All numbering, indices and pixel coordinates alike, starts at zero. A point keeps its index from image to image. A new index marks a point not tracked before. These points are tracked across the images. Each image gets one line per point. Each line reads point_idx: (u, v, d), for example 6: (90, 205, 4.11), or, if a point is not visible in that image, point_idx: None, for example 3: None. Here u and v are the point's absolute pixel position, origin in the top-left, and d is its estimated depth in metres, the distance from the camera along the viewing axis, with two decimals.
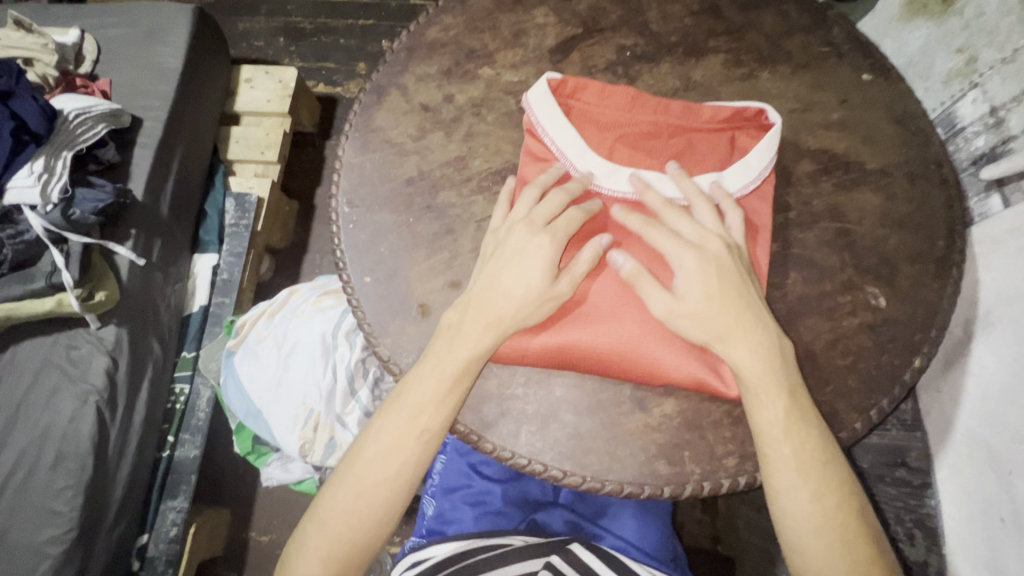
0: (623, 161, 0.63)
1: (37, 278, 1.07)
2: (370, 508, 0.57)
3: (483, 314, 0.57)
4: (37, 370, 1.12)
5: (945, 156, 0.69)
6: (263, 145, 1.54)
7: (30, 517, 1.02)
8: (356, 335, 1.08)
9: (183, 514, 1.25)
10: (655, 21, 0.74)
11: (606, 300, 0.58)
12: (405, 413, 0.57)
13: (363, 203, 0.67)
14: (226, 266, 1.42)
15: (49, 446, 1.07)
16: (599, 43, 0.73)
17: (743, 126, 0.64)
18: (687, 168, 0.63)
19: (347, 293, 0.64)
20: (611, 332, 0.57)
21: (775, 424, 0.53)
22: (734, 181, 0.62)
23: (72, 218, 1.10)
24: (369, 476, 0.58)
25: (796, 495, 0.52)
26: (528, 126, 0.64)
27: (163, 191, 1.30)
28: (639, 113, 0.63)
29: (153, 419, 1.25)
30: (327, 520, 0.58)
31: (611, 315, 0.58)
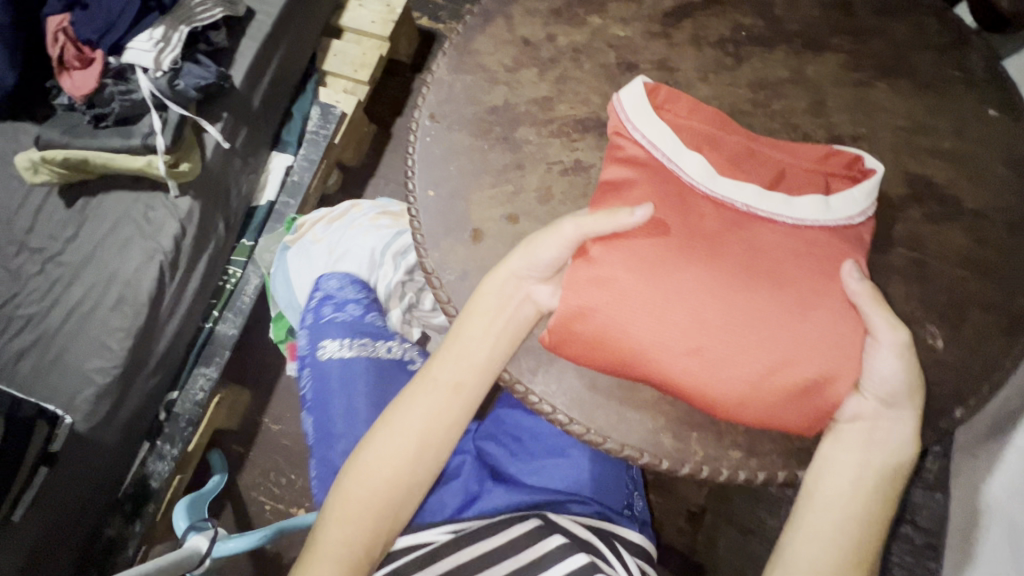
0: (716, 166, 0.59)
1: (135, 136, 1.17)
2: (403, 487, 0.59)
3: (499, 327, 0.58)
4: (117, 220, 1.23)
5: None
6: (358, 64, 1.57)
7: (87, 345, 1.15)
8: (403, 259, 1.12)
9: (211, 383, 1.35)
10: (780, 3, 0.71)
11: (683, 315, 0.53)
12: (443, 379, 0.59)
13: (444, 121, 0.68)
14: (299, 169, 1.48)
15: (115, 289, 1.18)
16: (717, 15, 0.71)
17: (838, 171, 0.61)
18: (790, 189, 0.59)
19: (409, 202, 0.67)
20: (687, 356, 0.53)
21: (843, 484, 0.53)
22: (840, 209, 0.58)
23: (176, 89, 1.18)
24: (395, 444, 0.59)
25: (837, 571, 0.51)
26: (615, 125, 0.61)
27: (259, 83, 1.37)
28: (729, 132, 0.61)
29: (205, 291, 1.35)
30: (352, 517, 0.58)
31: (683, 346, 0.53)
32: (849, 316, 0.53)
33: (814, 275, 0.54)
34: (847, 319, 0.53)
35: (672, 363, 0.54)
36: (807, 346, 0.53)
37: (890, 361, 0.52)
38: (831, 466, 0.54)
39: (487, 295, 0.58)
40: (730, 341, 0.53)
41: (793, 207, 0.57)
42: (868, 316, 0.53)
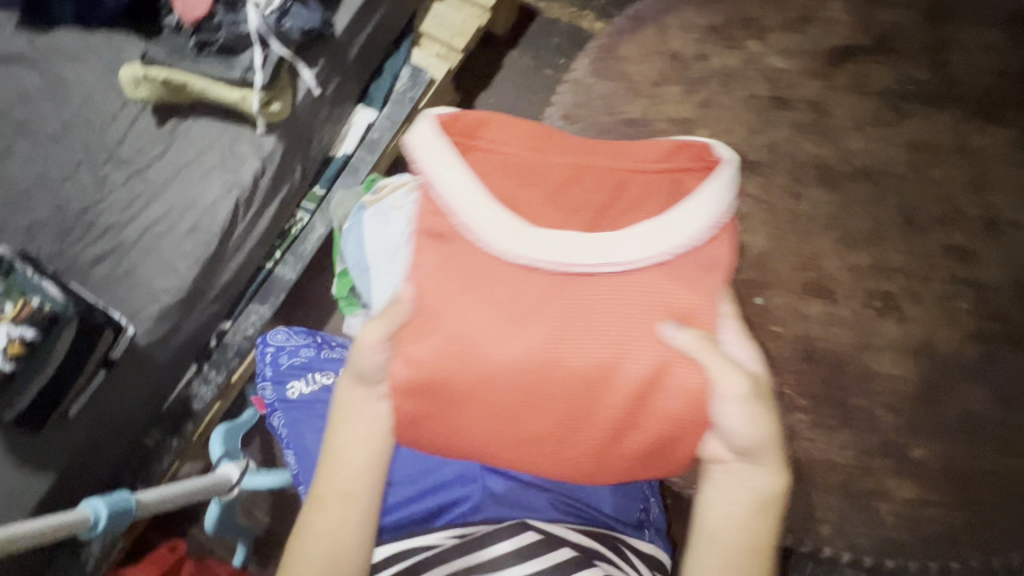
0: (535, 215, 0.63)
1: (234, 69, 1.19)
2: (346, 522, 0.71)
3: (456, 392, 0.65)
4: (203, 147, 1.24)
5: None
6: (456, 31, 1.54)
7: (159, 265, 1.18)
8: None
9: (262, 322, 1.39)
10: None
11: (533, 419, 0.62)
12: (332, 493, 0.72)
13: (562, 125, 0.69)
14: (380, 127, 1.48)
15: (191, 215, 1.20)
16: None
17: (692, 169, 0.65)
18: (617, 214, 0.64)
19: None
20: (549, 441, 0.63)
21: (729, 536, 0.65)
22: (677, 226, 0.62)
23: (281, 29, 1.19)
24: (354, 457, 0.71)
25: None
26: (411, 166, 0.65)
27: (359, 36, 1.36)
28: (547, 151, 0.66)
29: (272, 232, 1.37)
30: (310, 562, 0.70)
31: (562, 437, 0.63)
32: (651, 393, 0.61)
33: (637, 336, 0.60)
34: (646, 387, 0.61)
35: (538, 452, 0.64)
36: (615, 410, 0.62)
37: (737, 421, 0.62)
38: (728, 522, 0.65)
39: (345, 391, 0.72)
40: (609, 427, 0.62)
41: (616, 252, 0.61)
42: (718, 371, 0.60)
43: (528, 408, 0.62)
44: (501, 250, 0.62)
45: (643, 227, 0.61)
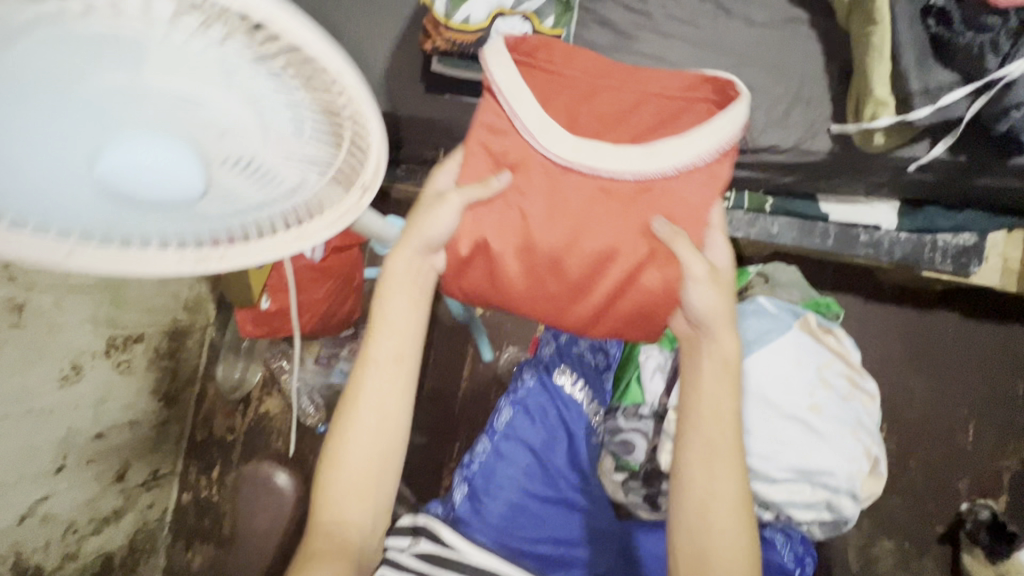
0: (582, 127, 0.63)
1: None
2: (382, 454, 0.59)
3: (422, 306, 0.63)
4: None
5: (973, 472, 1.11)
6: None
7: None
8: None
9: None
10: (939, 206, 0.96)
11: (550, 281, 0.64)
12: (385, 356, 0.60)
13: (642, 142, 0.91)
14: None
15: None
16: (908, 194, 0.94)
17: (709, 96, 0.62)
18: (631, 126, 0.63)
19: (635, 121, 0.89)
20: (541, 285, 0.64)
21: (704, 397, 0.57)
22: (667, 149, 0.59)
23: None
24: (371, 397, 0.59)
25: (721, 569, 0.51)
26: (488, 84, 0.62)
27: None
28: (573, 70, 0.64)
29: None
30: (342, 505, 0.57)
31: (615, 233, 0.61)
32: (629, 268, 0.62)
33: (626, 218, 0.61)
34: (628, 265, 0.62)
35: (544, 295, 0.66)
36: (610, 281, 0.63)
37: (700, 293, 0.60)
38: (711, 443, 0.55)
39: (398, 270, 0.62)
40: (649, 276, 0.61)
41: (626, 157, 0.59)
42: (689, 256, 0.59)
43: (515, 255, 0.63)
44: (541, 146, 0.61)
45: (673, 151, 0.59)
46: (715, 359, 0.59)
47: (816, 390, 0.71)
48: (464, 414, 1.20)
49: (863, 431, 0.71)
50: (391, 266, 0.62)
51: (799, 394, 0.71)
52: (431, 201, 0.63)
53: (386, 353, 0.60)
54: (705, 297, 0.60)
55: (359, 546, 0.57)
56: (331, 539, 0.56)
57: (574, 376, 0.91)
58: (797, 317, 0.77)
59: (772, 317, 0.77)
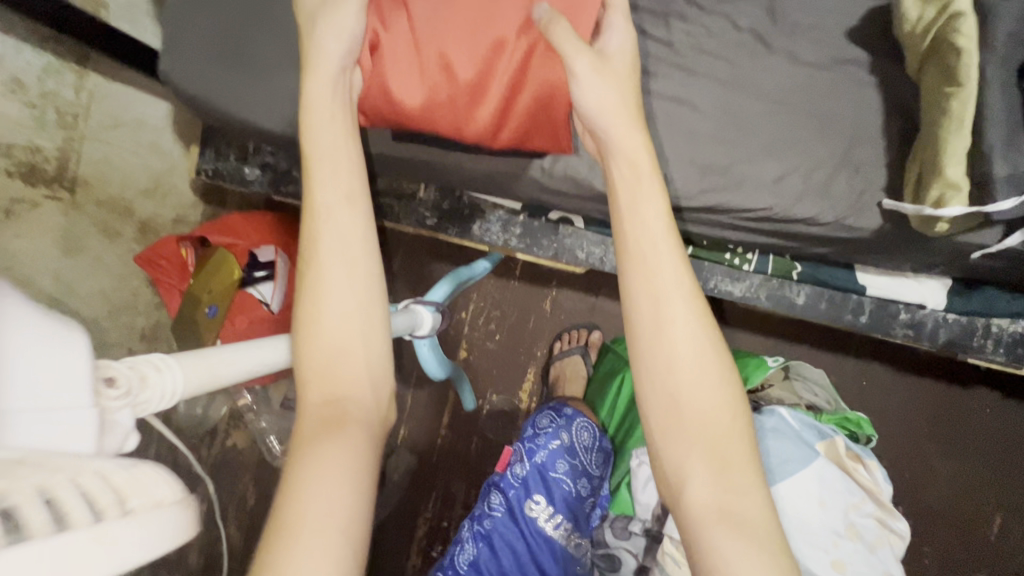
0: None
1: None
2: (360, 334, 0.48)
3: (343, 175, 0.53)
4: None
5: (992, 564, 1.01)
6: None
7: None
8: (548, 329, 1.10)
9: None
10: (999, 287, 0.81)
11: (429, 58, 0.63)
12: (334, 256, 0.49)
13: None
14: None
15: None
16: (965, 274, 0.79)
17: None
18: None
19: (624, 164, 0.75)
20: (438, 63, 0.63)
21: (658, 276, 0.46)
22: None
23: None
24: (331, 293, 0.48)
25: (715, 435, 0.43)
26: None
27: None
28: None
29: None
30: (325, 385, 0.46)
31: (488, 21, 0.62)
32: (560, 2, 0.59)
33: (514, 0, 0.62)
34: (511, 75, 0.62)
35: (440, 96, 0.64)
36: (507, 78, 0.62)
37: (598, 83, 0.52)
38: (660, 307, 0.46)
39: (319, 93, 0.56)
40: (541, 67, 0.62)
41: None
42: (563, 37, 0.54)
43: (413, 31, 0.63)
44: None
45: None
46: (653, 204, 0.49)
47: (840, 541, 0.60)
48: (442, 466, 1.11)
49: None
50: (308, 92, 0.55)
51: (820, 547, 0.60)
52: (337, 11, 0.59)
53: (332, 216, 0.51)
54: (599, 86, 0.52)
55: (361, 414, 0.45)
56: (331, 407, 0.45)
57: (551, 508, 0.75)
58: (823, 441, 0.66)
59: (795, 442, 0.65)
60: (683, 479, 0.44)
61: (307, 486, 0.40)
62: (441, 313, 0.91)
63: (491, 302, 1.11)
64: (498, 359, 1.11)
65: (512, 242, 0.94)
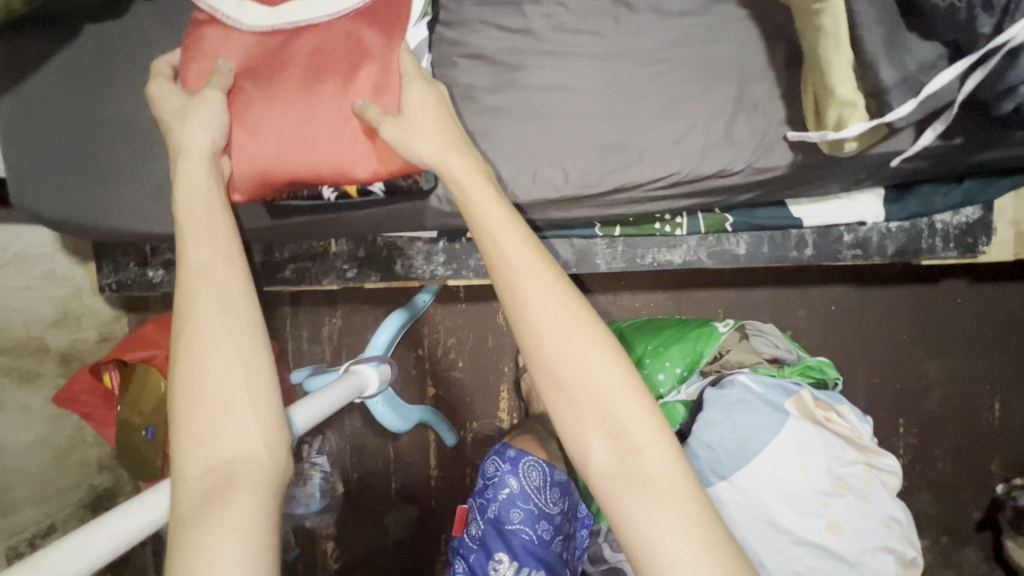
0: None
1: None
2: (237, 401, 0.42)
3: (214, 238, 0.46)
4: None
5: (1003, 449, 1.00)
6: None
7: None
8: (508, 342, 1.06)
9: None
10: (933, 184, 0.78)
11: (291, 146, 0.53)
12: (216, 332, 0.43)
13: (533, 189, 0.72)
14: None
15: None
16: (895, 181, 0.76)
17: None
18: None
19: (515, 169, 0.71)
20: (300, 151, 0.53)
21: (505, 263, 0.44)
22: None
23: None
24: (220, 369, 0.43)
25: (600, 407, 0.43)
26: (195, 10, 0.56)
27: None
28: None
29: None
30: (205, 444, 0.41)
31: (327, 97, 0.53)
32: (349, 58, 0.51)
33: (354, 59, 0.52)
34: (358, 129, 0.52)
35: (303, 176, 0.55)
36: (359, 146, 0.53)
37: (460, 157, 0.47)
38: (519, 288, 0.44)
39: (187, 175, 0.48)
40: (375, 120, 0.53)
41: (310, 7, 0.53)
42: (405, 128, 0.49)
43: (256, 120, 0.53)
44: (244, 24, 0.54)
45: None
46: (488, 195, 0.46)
47: (829, 501, 0.58)
48: (442, 507, 1.08)
49: (894, 529, 0.58)
50: (180, 176, 0.48)
51: (810, 511, 0.58)
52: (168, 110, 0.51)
53: (194, 271, 0.45)
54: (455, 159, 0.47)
55: (254, 473, 0.41)
56: (211, 476, 0.40)
57: (515, 563, 0.65)
58: (789, 398, 0.63)
59: (761, 408, 0.62)
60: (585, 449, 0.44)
61: (200, 573, 0.36)
62: (387, 364, 0.87)
63: (444, 331, 1.07)
64: (467, 386, 1.07)
65: (440, 271, 0.89)
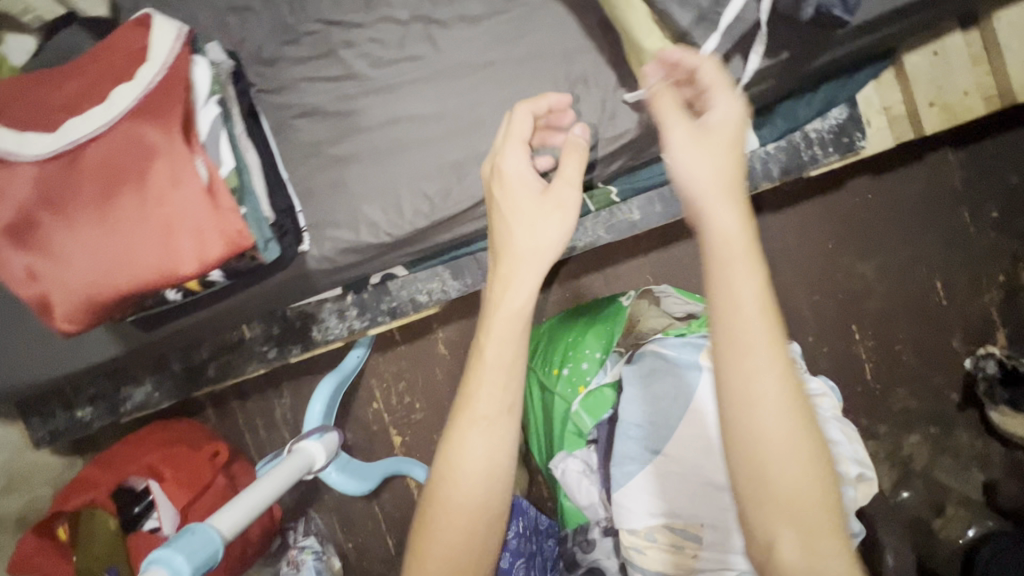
0: (50, 116, 0.50)
1: None
2: (501, 449, 0.47)
3: (512, 322, 0.47)
4: None
5: (957, 325, 1.00)
6: None
7: None
8: (456, 369, 1.05)
9: None
10: (792, 98, 0.78)
11: (108, 263, 0.48)
12: (487, 414, 0.47)
13: (405, 222, 0.70)
14: None
15: None
16: (753, 107, 0.76)
17: (183, 49, 0.52)
18: (93, 99, 0.50)
19: (380, 207, 0.70)
20: (115, 267, 0.49)
21: (747, 334, 0.37)
22: (122, 95, 0.49)
23: None
24: (474, 456, 0.47)
25: (765, 453, 0.37)
26: None
27: None
28: (27, 79, 0.52)
29: None
30: (465, 476, 0.47)
31: (124, 202, 0.48)
32: (139, 162, 0.48)
33: (139, 156, 0.48)
34: (165, 222, 0.48)
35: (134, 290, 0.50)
36: (170, 239, 0.49)
37: (554, 222, 0.48)
38: (740, 368, 0.37)
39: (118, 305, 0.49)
40: (182, 205, 0.48)
41: (86, 122, 0.49)
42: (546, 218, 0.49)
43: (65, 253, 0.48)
44: (13, 156, 0.48)
45: (91, 98, 0.50)
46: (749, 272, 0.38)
47: None
48: None
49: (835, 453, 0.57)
50: (496, 273, 0.49)
51: None
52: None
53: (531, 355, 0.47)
54: (551, 224, 0.48)
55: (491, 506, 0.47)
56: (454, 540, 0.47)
57: None
58: (700, 353, 0.62)
59: (675, 371, 0.61)
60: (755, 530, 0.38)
61: None
62: (332, 432, 0.85)
63: (391, 378, 1.05)
64: (430, 425, 1.06)
65: (357, 325, 0.88)
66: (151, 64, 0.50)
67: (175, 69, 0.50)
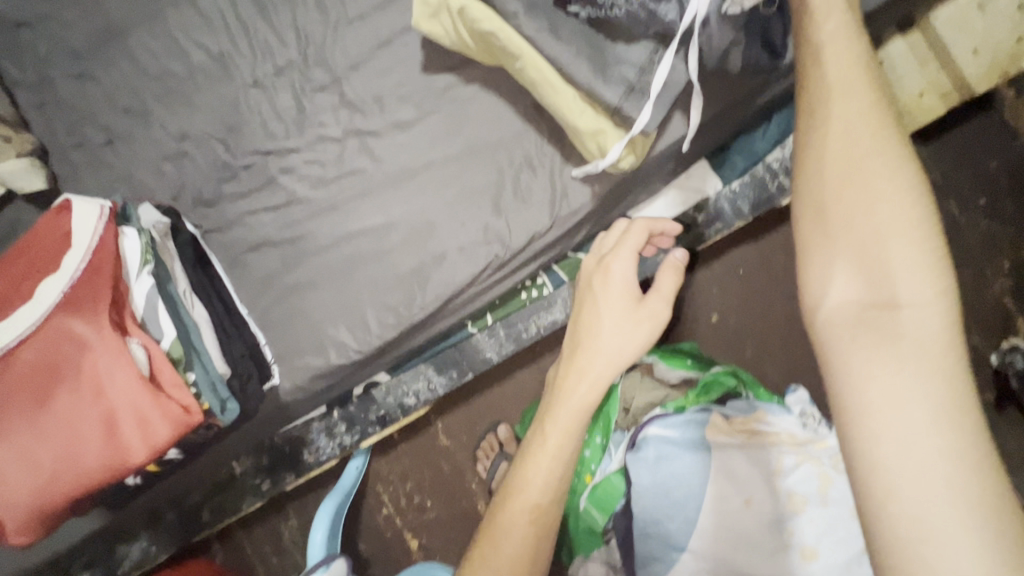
0: None
1: None
2: (551, 511, 0.45)
3: (591, 363, 0.48)
4: None
5: (974, 320, 0.94)
6: None
7: None
8: (461, 459, 1.00)
9: None
10: (746, 134, 0.76)
11: (50, 470, 0.45)
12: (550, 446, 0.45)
13: (371, 338, 0.67)
14: None
15: None
16: (708, 151, 0.74)
17: (108, 227, 0.50)
18: (20, 298, 0.48)
19: (343, 327, 0.67)
20: (58, 473, 0.46)
21: (841, 148, 0.32)
22: (49, 289, 0.47)
23: None
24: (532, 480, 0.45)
25: (870, 294, 0.30)
26: None
27: None
28: None
29: None
30: (527, 495, 0.44)
31: (61, 402, 0.45)
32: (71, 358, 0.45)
33: (71, 351, 0.45)
34: (105, 415, 0.45)
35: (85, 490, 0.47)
36: (113, 433, 0.46)
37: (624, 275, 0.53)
38: (820, 141, 0.33)
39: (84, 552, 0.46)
40: (122, 395, 0.45)
41: (12, 325, 0.46)
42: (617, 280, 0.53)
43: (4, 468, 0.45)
44: None
45: (17, 297, 0.48)
46: (857, 100, 0.33)
47: (792, 525, 0.51)
48: None
49: None
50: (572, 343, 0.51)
51: (776, 550, 0.50)
52: None
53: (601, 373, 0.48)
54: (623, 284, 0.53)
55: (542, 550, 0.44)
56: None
57: None
58: (705, 430, 0.58)
59: (683, 456, 0.57)
60: (812, 289, 0.32)
61: None
62: (339, 559, 0.75)
63: (396, 479, 1.00)
64: (445, 522, 1.00)
65: (348, 440, 0.84)
66: (75, 251, 0.48)
67: (101, 250, 0.48)
